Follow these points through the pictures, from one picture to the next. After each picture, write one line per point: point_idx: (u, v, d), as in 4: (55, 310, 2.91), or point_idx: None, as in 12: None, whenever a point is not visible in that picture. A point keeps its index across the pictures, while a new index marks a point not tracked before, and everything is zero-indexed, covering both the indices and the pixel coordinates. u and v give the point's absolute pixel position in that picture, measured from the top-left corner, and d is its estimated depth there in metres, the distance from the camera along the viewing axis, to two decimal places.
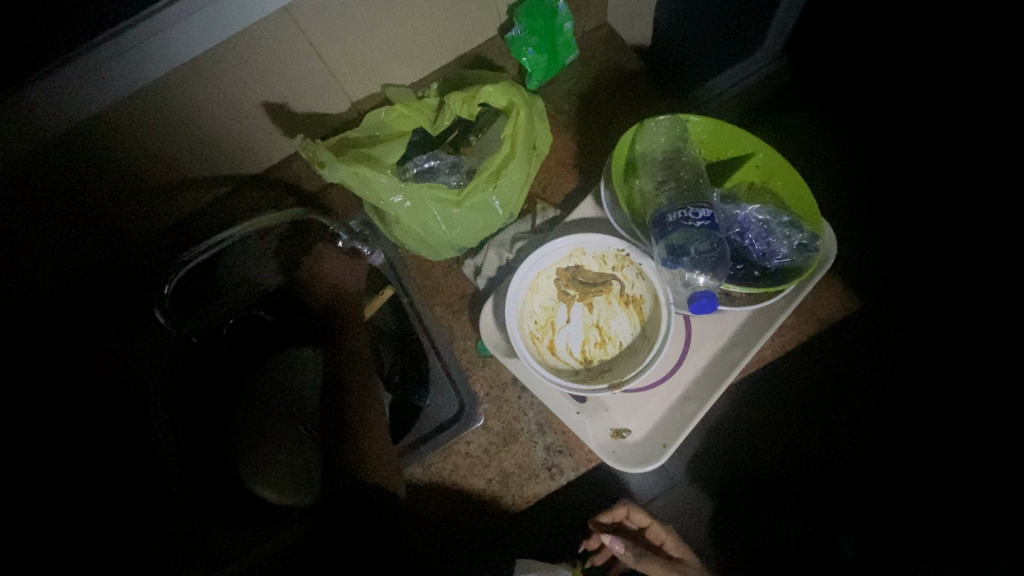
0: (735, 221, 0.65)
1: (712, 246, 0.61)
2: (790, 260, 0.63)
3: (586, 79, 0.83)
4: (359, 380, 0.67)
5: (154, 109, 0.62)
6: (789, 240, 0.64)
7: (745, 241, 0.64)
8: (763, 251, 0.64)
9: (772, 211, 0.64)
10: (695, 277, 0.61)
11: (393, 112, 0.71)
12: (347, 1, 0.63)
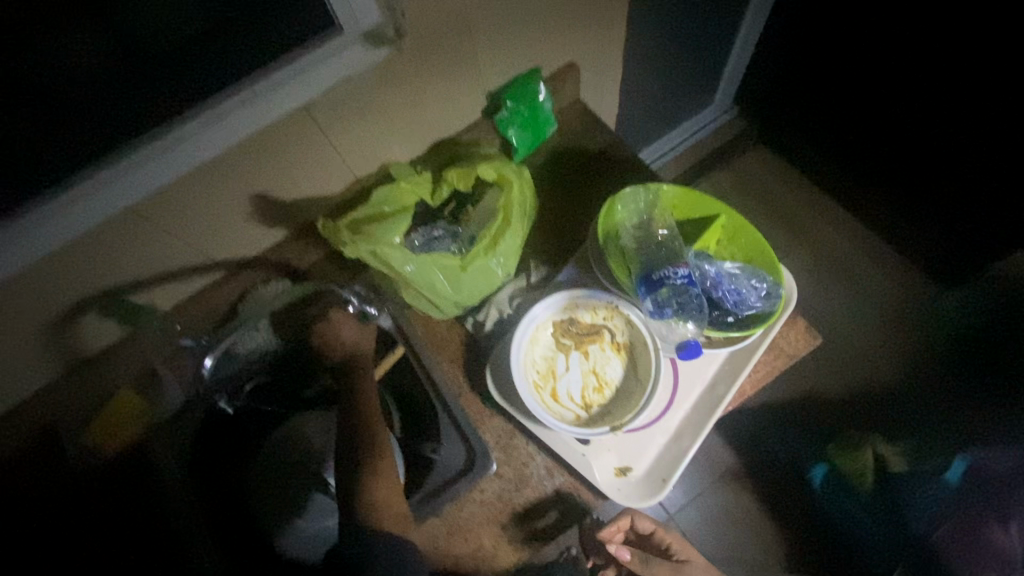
0: (708, 276, 0.73)
1: (690, 298, 0.71)
2: (758, 307, 0.72)
3: (567, 144, 0.91)
4: (371, 441, 0.70)
5: (180, 196, 0.69)
6: (756, 290, 0.73)
7: (718, 293, 0.72)
8: (734, 301, 0.72)
9: (740, 269, 0.74)
10: (679, 325, 0.72)
11: (396, 189, 0.79)
12: (354, 97, 0.72)
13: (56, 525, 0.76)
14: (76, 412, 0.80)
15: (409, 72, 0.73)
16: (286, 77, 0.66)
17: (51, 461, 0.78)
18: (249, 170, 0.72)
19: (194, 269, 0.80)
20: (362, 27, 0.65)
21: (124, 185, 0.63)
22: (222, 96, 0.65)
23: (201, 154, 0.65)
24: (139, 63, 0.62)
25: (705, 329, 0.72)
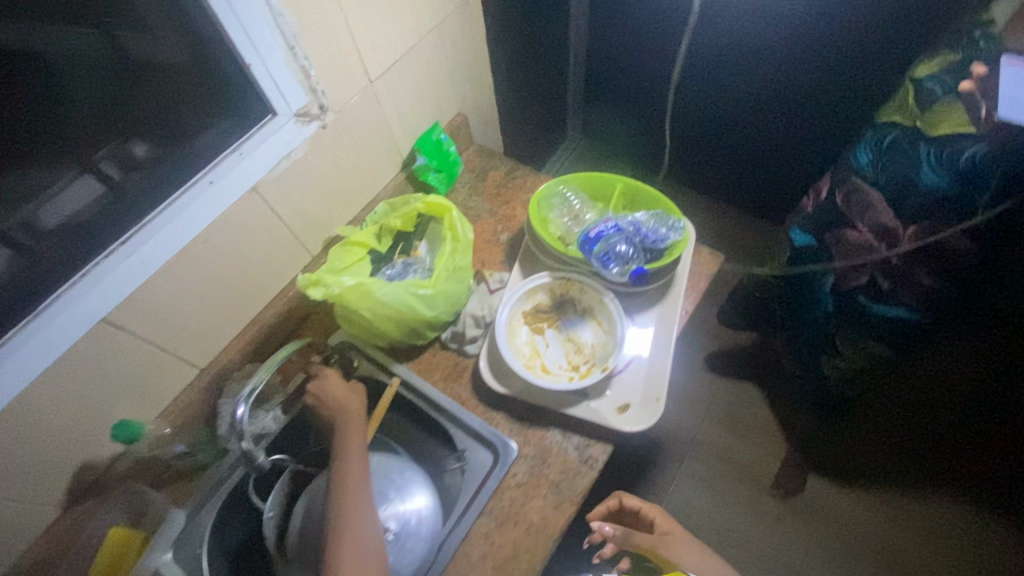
0: (629, 226, 0.90)
1: (623, 245, 0.88)
2: (674, 232, 0.87)
3: (479, 176, 1.06)
4: (354, 503, 0.71)
5: (151, 300, 0.72)
6: (667, 222, 0.89)
7: (641, 234, 0.89)
8: (655, 235, 0.88)
9: (648, 215, 0.91)
10: (624, 268, 0.86)
11: (348, 244, 0.88)
12: (295, 170, 0.80)
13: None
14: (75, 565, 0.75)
15: (336, 140, 0.84)
16: (236, 160, 0.73)
17: None
18: (212, 264, 0.77)
19: (172, 390, 0.81)
20: (293, 108, 0.76)
21: (87, 300, 0.65)
22: (178, 191, 0.71)
23: (159, 254, 0.69)
24: (59, 212, 0.64)
25: (646, 264, 0.87)
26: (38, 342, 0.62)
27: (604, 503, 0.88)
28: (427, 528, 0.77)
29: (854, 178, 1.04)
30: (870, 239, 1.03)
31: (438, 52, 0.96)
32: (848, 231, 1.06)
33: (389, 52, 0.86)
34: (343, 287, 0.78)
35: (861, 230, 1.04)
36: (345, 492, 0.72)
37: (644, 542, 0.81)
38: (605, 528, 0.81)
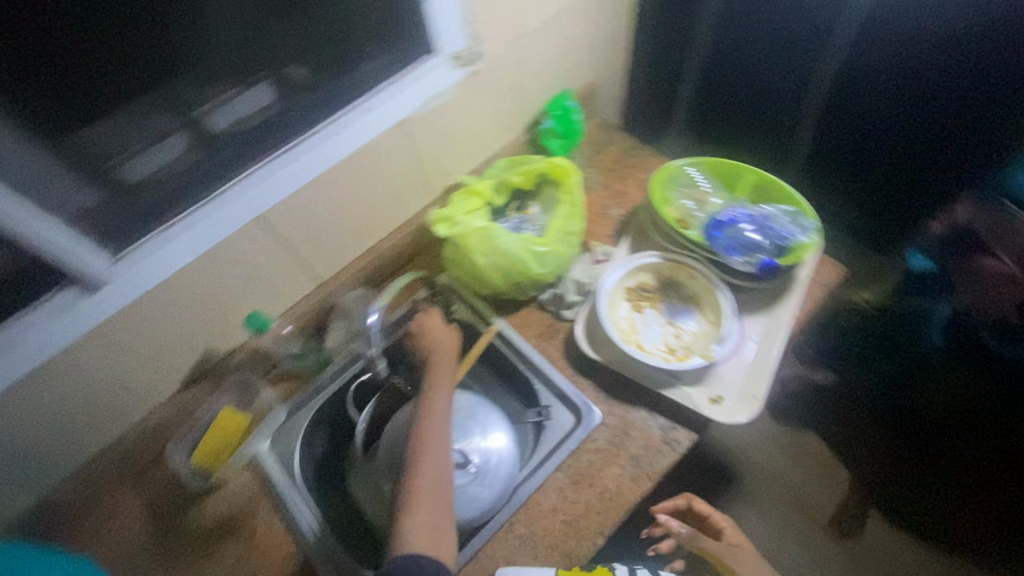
0: (757, 220, 0.88)
1: (748, 239, 0.87)
2: (805, 235, 0.86)
3: (598, 149, 1.06)
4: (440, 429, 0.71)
5: (296, 212, 0.77)
6: (798, 223, 0.87)
7: (770, 230, 0.87)
8: (784, 234, 0.86)
9: (782, 210, 0.89)
10: (748, 260, 0.85)
11: (469, 191, 0.91)
12: (439, 112, 0.84)
13: (178, 568, 0.75)
14: (189, 436, 0.83)
15: (478, 90, 0.87)
16: (393, 92, 0.77)
17: (174, 486, 0.81)
18: (351, 187, 0.81)
19: (291, 299, 0.87)
20: (450, 50, 0.80)
21: (245, 198, 0.71)
22: (340, 111, 0.76)
23: (311, 167, 0.74)
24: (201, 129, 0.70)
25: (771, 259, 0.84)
26: (193, 228, 0.69)
27: (672, 499, 0.86)
28: (506, 470, 0.79)
29: (1007, 201, 0.96)
30: (1011, 269, 0.94)
31: (586, 17, 0.96)
32: (983, 258, 0.98)
33: (544, 9, 0.87)
34: (466, 229, 0.84)
35: (999, 258, 0.96)
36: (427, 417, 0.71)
37: (710, 547, 0.82)
38: (671, 525, 0.82)
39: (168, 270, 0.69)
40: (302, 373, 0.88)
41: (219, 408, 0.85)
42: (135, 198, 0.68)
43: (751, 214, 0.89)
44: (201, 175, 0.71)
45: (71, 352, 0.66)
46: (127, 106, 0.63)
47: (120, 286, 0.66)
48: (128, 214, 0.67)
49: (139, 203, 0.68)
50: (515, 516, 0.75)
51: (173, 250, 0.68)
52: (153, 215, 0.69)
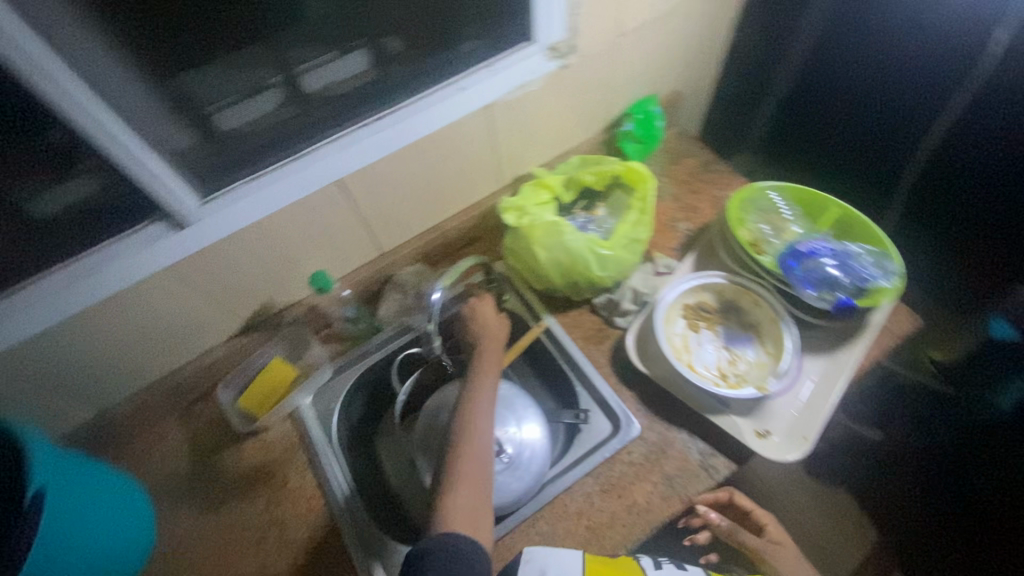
0: (837, 255, 0.84)
1: (825, 273, 0.83)
2: (886, 278, 0.81)
3: (674, 160, 1.04)
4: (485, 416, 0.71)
5: (375, 181, 0.78)
6: (880, 265, 0.83)
7: (849, 267, 0.83)
8: (864, 274, 0.82)
9: (868, 250, 0.85)
10: (822, 296, 0.81)
11: (539, 183, 0.90)
12: (526, 100, 0.83)
13: (213, 502, 0.79)
14: (238, 380, 0.87)
15: (567, 84, 0.86)
16: (486, 76, 0.77)
17: (219, 424, 0.85)
18: (428, 163, 0.81)
19: (352, 264, 0.89)
20: (548, 41, 0.79)
21: (330, 160, 0.72)
22: (432, 88, 0.76)
23: (397, 138, 0.75)
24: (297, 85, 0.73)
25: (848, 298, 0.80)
26: (278, 182, 0.71)
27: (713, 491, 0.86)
28: (538, 465, 0.78)
29: None
30: None
31: (687, 23, 0.93)
32: None
33: (646, 11, 0.85)
34: (534, 220, 0.83)
35: None
36: (474, 402, 0.72)
37: (748, 541, 0.82)
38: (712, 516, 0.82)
39: (250, 220, 0.71)
40: (352, 336, 0.91)
41: (269, 358, 0.88)
42: (231, 144, 0.71)
43: (831, 249, 0.85)
44: (290, 130, 0.73)
45: (149, 283, 0.70)
46: (224, 54, 0.67)
47: (202, 229, 0.68)
48: (215, 162, 0.70)
49: (225, 154, 0.71)
50: (539, 513, 0.75)
51: (257, 201, 0.70)
52: (236, 166, 0.71)
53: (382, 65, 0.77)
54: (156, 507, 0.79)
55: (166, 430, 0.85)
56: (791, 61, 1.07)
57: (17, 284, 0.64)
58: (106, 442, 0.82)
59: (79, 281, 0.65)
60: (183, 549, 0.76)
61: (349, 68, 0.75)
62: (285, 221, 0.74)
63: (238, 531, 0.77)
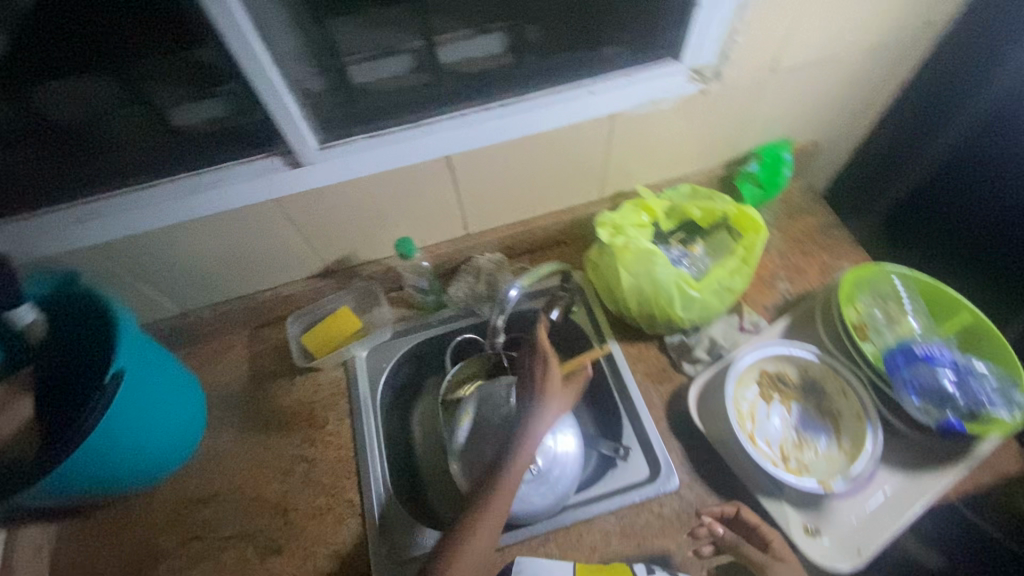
0: (955, 368, 0.75)
1: (936, 383, 0.74)
2: (1008, 408, 0.71)
3: (791, 215, 0.96)
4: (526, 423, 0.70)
5: (480, 164, 0.78)
6: (1003, 393, 0.73)
7: (966, 385, 0.74)
8: (983, 397, 0.72)
9: (997, 373, 0.75)
10: (927, 408, 0.72)
11: (643, 204, 0.86)
12: (653, 117, 0.79)
13: (257, 422, 0.84)
14: (307, 318, 0.91)
15: (701, 110, 0.81)
16: (620, 85, 0.74)
17: (281, 353, 0.89)
18: (537, 158, 0.80)
19: (437, 237, 0.90)
20: (694, 63, 0.75)
21: (444, 134, 0.72)
22: (564, 85, 0.74)
23: (512, 128, 0.74)
24: (433, 54, 0.75)
25: (957, 418, 0.71)
26: (389, 145, 0.72)
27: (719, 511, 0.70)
28: (565, 486, 0.78)
29: None
30: None
31: (850, 74, 0.86)
32: None
33: (810, 52, 0.78)
34: (629, 242, 0.79)
35: None
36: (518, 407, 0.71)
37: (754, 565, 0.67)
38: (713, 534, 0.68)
39: (355, 175, 0.72)
40: (420, 305, 0.92)
41: (338, 305, 0.91)
42: (360, 97, 0.73)
43: (950, 358, 0.76)
44: (415, 94, 0.75)
45: (253, 211, 0.73)
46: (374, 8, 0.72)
47: (313, 173, 0.71)
48: (338, 112, 0.72)
49: (349, 107, 0.73)
50: (552, 534, 0.73)
51: (367, 158, 0.72)
52: (355, 120, 0.73)
53: (517, 54, 0.77)
54: (209, 411, 0.85)
55: (233, 345, 0.90)
56: (952, 138, 0.96)
57: (144, 181, 0.70)
58: (182, 340, 0.89)
59: (197, 193, 0.70)
60: (220, 456, 0.81)
61: (485, 49, 0.77)
62: (387, 182, 0.75)
63: (271, 457, 0.81)
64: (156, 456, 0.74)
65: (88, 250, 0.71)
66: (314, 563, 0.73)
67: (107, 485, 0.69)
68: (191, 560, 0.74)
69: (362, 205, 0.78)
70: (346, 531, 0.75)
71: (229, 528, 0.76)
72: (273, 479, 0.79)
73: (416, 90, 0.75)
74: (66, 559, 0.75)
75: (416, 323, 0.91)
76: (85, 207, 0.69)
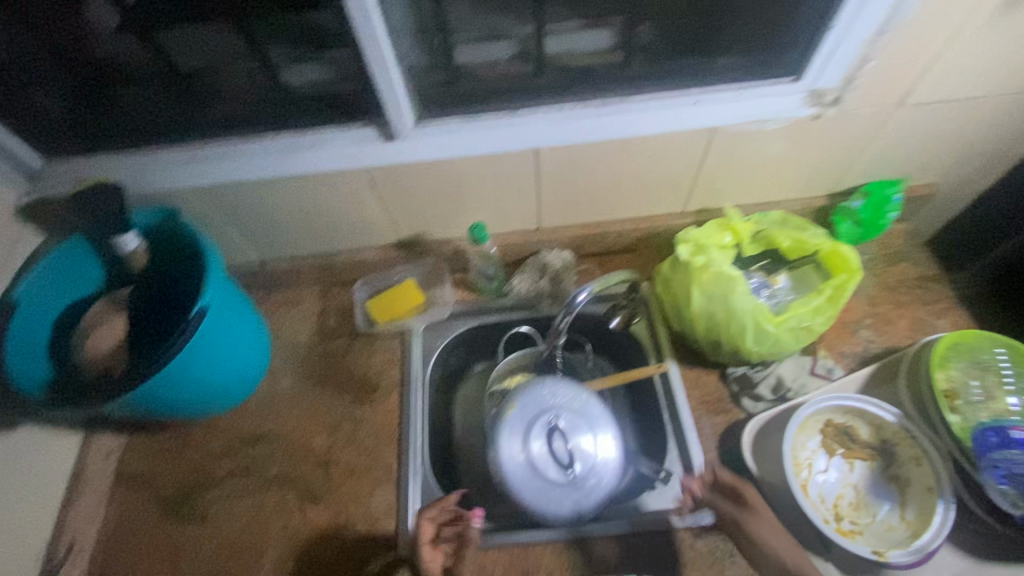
0: None
1: None
2: None
3: (888, 261, 0.89)
4: None
5: (567, 161, 0.76)
6: None
7: None
8: None
9: None
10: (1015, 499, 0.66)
11: (730, 224, 0.81)
12: (758, 136, 0.75)
13: (314, 375, 0.88)
14: (375, 285, 0.94)
15: (810, 136, 0.76)
16: (729, 99, 0.71)
17: (345, 315, 0.93)
18: (625, 163, 0.77)
19: (510, 226, 0.90)
20: (815, 85, 0.70)
21: (538, 127, 0.71)
22: (668, 92, 0.71)
23: (607, 129, 0.72)
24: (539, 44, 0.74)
25: None
26: (482, 131, 0.72)
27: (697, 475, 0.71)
28: (598, 498, 0.75)
29: None
30: None
31: (991, 118, 0.77)
32: None
33: (949, 89, 0.71)
34: (710, 262, 0.75)
35: None
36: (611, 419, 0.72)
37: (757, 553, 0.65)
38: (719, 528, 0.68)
39: (444, 155, 0.73)
40: (481, 289, 0.92)
41: (405, 278, 0.94)
42: (460, 79, 0.74)
43: None
44: (514, 82, 0.74)
45: (343, 177, 0.76)
46: None
47: (404, 147, 0.72)
48: (438, 91, 0.73)
49: (450, 87, 0.73)
50: (579, 542, 0.73)
51: (458, 141, 0.72)
52: (453, 101, 0.73)
53: (626, 54, 0.75)
54: (272, 356, 0.89)
55: (303, 299, 0.95)
56: None
57: (249, 134, 0.73)
58: (257, 286, 0.94)
59: (295, 151, 0.72)
60: (277, 400, 0.86)
61: (593, 48, 0.76)
62: (473, 167, 0.76)
63: (323, 411, 0.85)
64: (221, 391, 0.79)
65: (188, 190, 0.75)
66: (346, 519, 0.76)
67: (175, 409, 0.75)
68: (237, 492, 0.79)
69: (444, 185, 0.79)
70: (381, 497, 0.78)
71: (274, 469, 0.80)
72: (322, 433, 0.83)
73: (518, 78, 0.74)
74: (129, 468, 0.82)
75: (477, 307, 0.92)
76: (194, 150, 0.73)
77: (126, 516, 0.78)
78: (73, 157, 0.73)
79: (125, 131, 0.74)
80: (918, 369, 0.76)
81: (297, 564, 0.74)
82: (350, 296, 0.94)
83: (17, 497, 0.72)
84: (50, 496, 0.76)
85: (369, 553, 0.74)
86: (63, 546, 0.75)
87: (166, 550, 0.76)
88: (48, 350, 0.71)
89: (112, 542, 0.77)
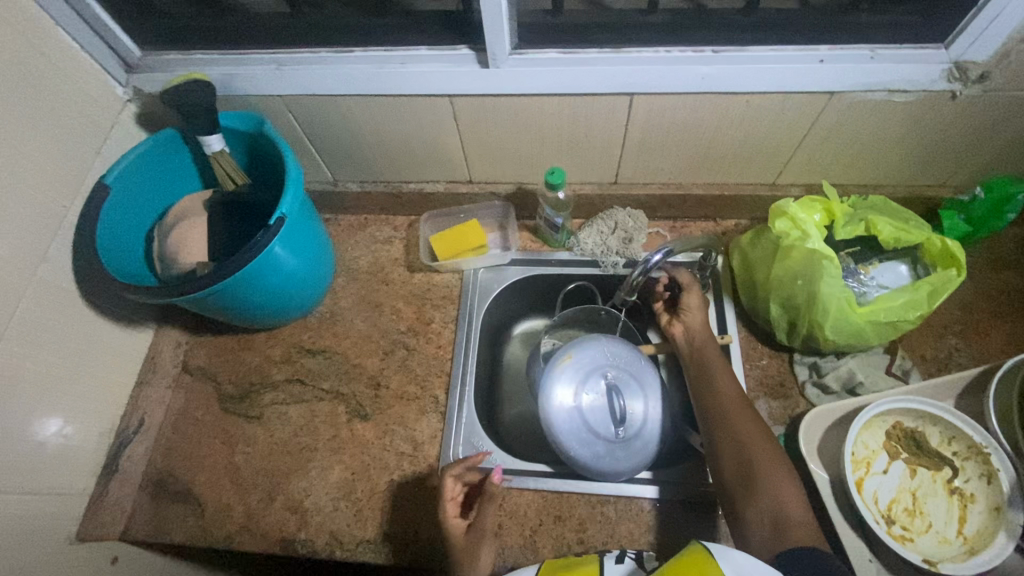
0: None
1: None
2: None
3: (991, 265, 0.82)
4: None
5: (663, 113, 0.72)
6: None
7: None
8: None
9: None
10: None
11: (829, 203, 0.76)
12: (880, 108, 0.68)
13: (372, 299, 0.89)
14: (440, 221, 0.94)
15: (938, 115, 0.68)
16: (859, 62, 0.64)
17: (408, 246, 0.93)
18: (724, 123, 0.72)
19: (587, 177, 0.86)
20: (960, 58, 0.63)
21: (641, 72, 0.67)
22: (792, 48, 0.65)
23: (716, 81, 0.66)
24: None
25: None
26: (580, 69, 0.67)
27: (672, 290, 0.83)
28: (637, 459, 0.74)
29: None
30: None
31: None
32: None
33: None
34: (804, 239, 0.70)
35: None
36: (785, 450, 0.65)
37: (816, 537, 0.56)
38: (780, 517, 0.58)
39: (537, 91, 0.70)
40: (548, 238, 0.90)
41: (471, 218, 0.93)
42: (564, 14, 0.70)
43: None
44: (621, 24, 0.69)
45: (427, 102, 0.74)
46: None
47: (497, 77, 0.69)
48: (541, 26, 0.69)
49: (554, 22, 0.70)
50: (615, 498, 0.73)
51: (554, 77, 0.68)
52: (553, 36, 0.69)
53: (748, 5, 0.69)
54: (335, 276, 0.91)
55: (368, 226, 0.96)
56: None
57: (342, 47, 0.72)
58: (326, 206, 0.95)
59: (385, 69, 0.71)
60: (335, 319, 0.88)
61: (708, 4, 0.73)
62: (563, 108, 0.72)
63: (378, 335, 0.86)
64: (288, 300, 0.81)
65: (274, 99, 0.76)
66: (391, 439, 0.79)
67: (244, 310, 0.77)
68: (292, 398, 0.83)
69: (528, 125, 0.76)
70: (426, 424, 0.79)
71: (328, 382, 0.83)
72: (375, 355, 0.85)
73: (626, 20, 0.69)
74: (195, 361, 0.87)
75: (540, 255, 0.90)
76: (286, 57, 0.72)
77: (189, 404, 0.83)
78: (169, 52, 0.75)
79: (220, 32, 0.75)
80: (1010, 384, 0.70)
81: (340, 471, 0.77)
82: (415, 228, 0.94)
83: (99, 370, 0.77)
84: (125, 375, 0.82)
85: (407, 472, 0.76)
86: (133, 420, 0.81)
87: (223, 440, 0.80)
88: (144, 263, 0.76)
89: (175, 424, 0.82)
